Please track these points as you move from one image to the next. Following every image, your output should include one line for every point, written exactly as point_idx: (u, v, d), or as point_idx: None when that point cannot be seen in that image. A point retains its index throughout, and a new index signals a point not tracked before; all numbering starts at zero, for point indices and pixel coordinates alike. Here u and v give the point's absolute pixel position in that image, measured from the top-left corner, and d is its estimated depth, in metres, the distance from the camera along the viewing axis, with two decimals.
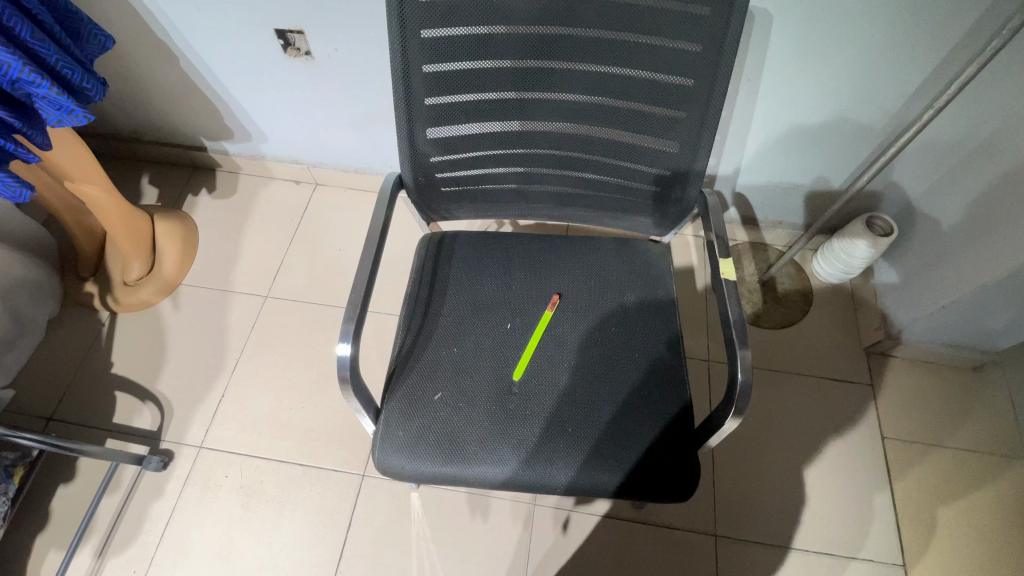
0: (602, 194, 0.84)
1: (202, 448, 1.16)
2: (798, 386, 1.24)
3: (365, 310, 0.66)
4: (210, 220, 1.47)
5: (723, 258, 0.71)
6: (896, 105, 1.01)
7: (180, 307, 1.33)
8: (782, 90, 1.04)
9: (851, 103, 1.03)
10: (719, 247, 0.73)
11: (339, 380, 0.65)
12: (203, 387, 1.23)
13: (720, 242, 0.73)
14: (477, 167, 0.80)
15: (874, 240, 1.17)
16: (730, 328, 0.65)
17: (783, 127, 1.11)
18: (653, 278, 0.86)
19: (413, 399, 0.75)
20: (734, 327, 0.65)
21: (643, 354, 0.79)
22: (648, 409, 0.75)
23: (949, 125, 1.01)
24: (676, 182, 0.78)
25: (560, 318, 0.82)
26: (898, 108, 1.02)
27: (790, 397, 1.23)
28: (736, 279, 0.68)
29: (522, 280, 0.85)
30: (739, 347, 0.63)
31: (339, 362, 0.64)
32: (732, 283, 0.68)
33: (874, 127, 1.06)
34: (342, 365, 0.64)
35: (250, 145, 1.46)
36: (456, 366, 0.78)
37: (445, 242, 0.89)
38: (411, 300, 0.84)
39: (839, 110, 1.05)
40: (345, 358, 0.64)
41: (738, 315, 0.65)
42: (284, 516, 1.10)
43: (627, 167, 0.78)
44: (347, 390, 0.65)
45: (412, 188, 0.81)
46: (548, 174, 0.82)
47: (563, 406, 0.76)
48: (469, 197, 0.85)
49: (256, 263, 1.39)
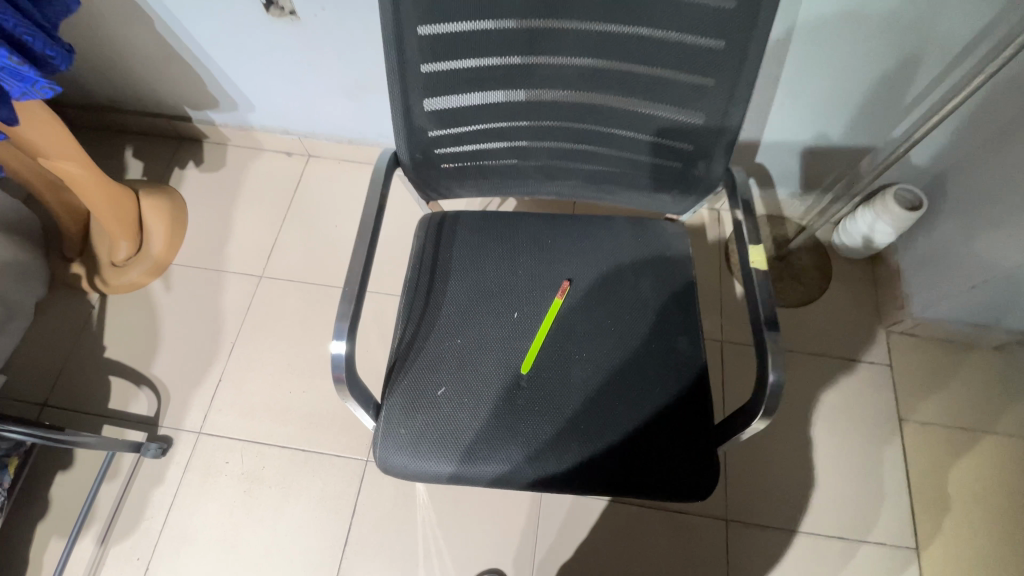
0: (616, 170, 0.77)
1: (201, 434, 1.13)
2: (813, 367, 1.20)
3: (361, 304, 0.60)
4: (198, 195, 1.39)
5: (752, 244, 0.65)
6: (939, 66, 0.92)
7: (172, 288, 1.28)
8: (814, 48, 0.95)
9: (889, 62, 0.94)
10: (747, 230, 0.66)
11: (335, 379, 0.60)
12: (199, 371, 1.19)
13: (749, 226, 0.67)
14: (481, 141, 0.73)
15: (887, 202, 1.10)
16: (761, 322, 0.60)
17: (812, 89, 1.02)
18: (670, 261, 0.80)
19: (415, 394, 0.71)
20: (765, 320, 0.59)
21: (659, 344, 0.74)
22: (665, 402, 0.71)
23: (994, 88, 0.93)
24: (699, 157, 0.71)
25: (570, 306, 0.77)
26: (940, 70, 0.93)
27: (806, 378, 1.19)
28: (765, 269, 0.62)
29: (529, 265, 0.79)
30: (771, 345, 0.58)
31: (335, 360, 0.58)
32: (762, 273, 0.62)
33: (912, 91, 0.98)
34: (337, 364, 0.59)
35: (237, 115, 1.37)
36: (460, 359, 0.73)
37: (446, 223, 0.83)
38: (412, 288, 0.78)
39: (875, 72, 0.96)
40: (341, 356, 0.58)
41: (769, 306, 0.60)
42: (287, 502, 1.08)
43: (645, 140, 0.71)
44: (342, 389, 0.60)
45: (410, 166, 0.74)
46: (557, 149, 0.75)
47: (574, 401, 0.71)
48: (471, 174, 0.78)
49: (248, 240, 1.33)
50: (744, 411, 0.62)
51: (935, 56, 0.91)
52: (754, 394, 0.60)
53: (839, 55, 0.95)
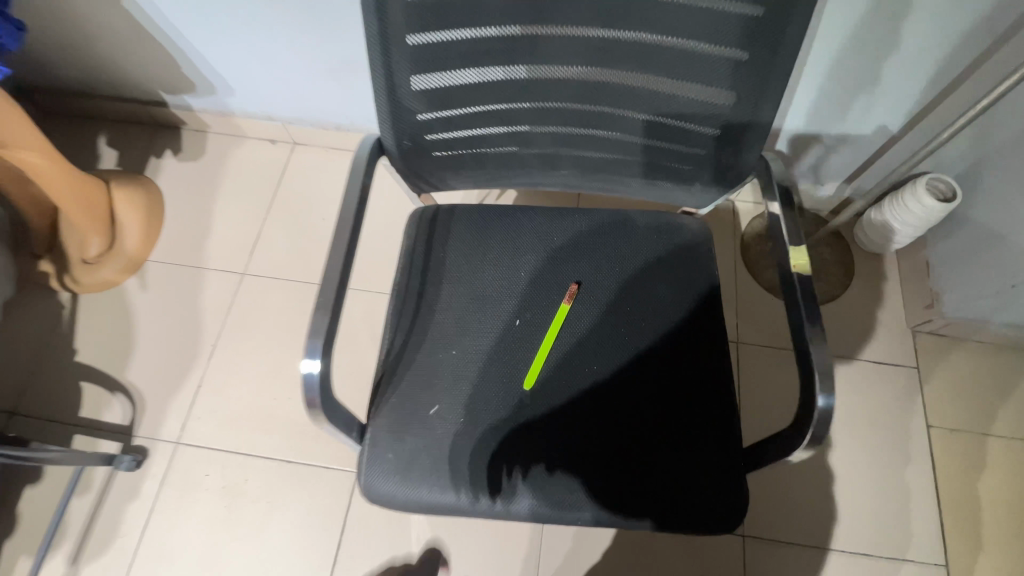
0: (630, 159, 0.68)
1: (179, 444, 1.05)
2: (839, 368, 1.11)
3: (338, 316, 0.51)
4: (176, 187, 1.30)
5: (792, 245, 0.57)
6: (987, 42, 0.83)
7: (148, 286, 1.19)
8: (848, 21, 0.86)
9: (932, 36, 0.84)
10: (785, 229, 0.58)
11: (308, 404, 0.50)
12: (177, 376, 1.11)
13: (787, 223, 0.58)
14: (478, 126, 0.64)
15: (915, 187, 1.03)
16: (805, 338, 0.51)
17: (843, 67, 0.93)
18: (690, 260, 0.71)
19: (404, 414, 0.63)
20: (808, 334, 0.51)
21: (679, 355, 0.66)
22: (687, 422, 0.63)
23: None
24: (727, 143, 0.62)
25: (579, 312, 0.68)
26: (987, 47, 0.84)
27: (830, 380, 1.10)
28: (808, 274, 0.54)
29: (533, 265, 0.71)
30: (814, 365, 0.50)
31: (307, 381, 0.49)
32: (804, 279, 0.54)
33: (956, 69, 0.88)
34: (310, 386, 0.50)
35: (216, 99, 1.28)
36: (455, 373, 0.65)
37: (440, 218, 0.74)
38: (402, 293, 0.70)
39: (914, 49, 0.87)
40: (314, 376, 0.49)
41: (815, 317, 0.51)
42: (272, 517, 1.01)
43: (665, 123, 0.62)
44: (318, 416, 0.51)
45: (398, 154, 0.65)
46: (564, 135, 0.66)
47: (583, 420, 0.63)
48: (467, 163, 0.70)
49: (229, 235, 1.24)
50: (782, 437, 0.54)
51: (985, 29, 0.81)
52: (797, 419, 0.51)
53: (876, 29, 0.85)
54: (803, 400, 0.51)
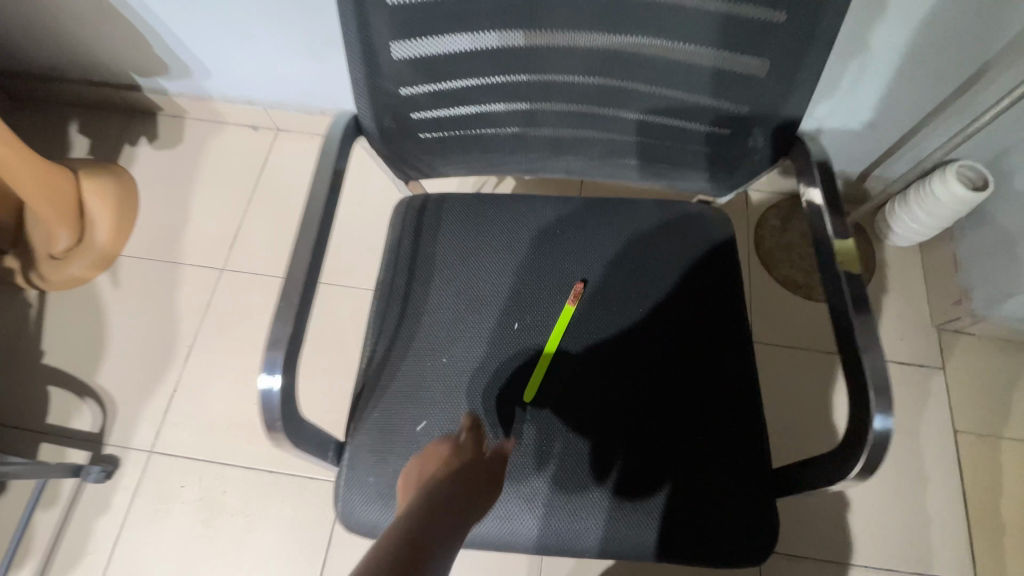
0: (644, 141, 0.61)
1: (152, 452, 0.98)
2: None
3: (303, 323, 0.43)
4: (151, 177, 1.22)
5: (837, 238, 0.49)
6: None
7: (120, 283, 1.12)
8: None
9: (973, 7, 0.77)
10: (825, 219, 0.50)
11: (269, 427, 0.42)
12: (151, 379, 1.03)
13: (828, 213, 0.50)
14: (471, 103, 0.56)
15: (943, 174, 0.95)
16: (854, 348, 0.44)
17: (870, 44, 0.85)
18: (709, 256, 0.64)
19: (388, 432, 0.55)
20: (858, 344, 0.44)
21: (698, 363, 0.59)
22: (707, 438, 0.56)
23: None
24: (755, 122, 0.55)
25: (586, 314, 0.61)
26: None
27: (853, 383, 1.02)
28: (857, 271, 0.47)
29: (534, 261, 0.63)
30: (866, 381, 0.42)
31: (266, 400, 0.41)
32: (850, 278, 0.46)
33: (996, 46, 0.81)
34: (270, 406, 0.41)
35: (191, 82, 1.19)
36: (447, 383, 0.58)
37: (429, 209, 0.66)
38: (386, 293, 0.62)
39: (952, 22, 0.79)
40: (275, 394, 0.41)
41: (865, 324, 0.44)
42: (252, 532, 0.94)
43: (685, 99, 0.55)
44: (281, 441, 0.43)
45: (379, 136, 0.57)
46: (569, 115, 0.59)
47: (592, 436, 0.57)
48: (459, 147, 0.62)
49: (208, 228, 1.16)
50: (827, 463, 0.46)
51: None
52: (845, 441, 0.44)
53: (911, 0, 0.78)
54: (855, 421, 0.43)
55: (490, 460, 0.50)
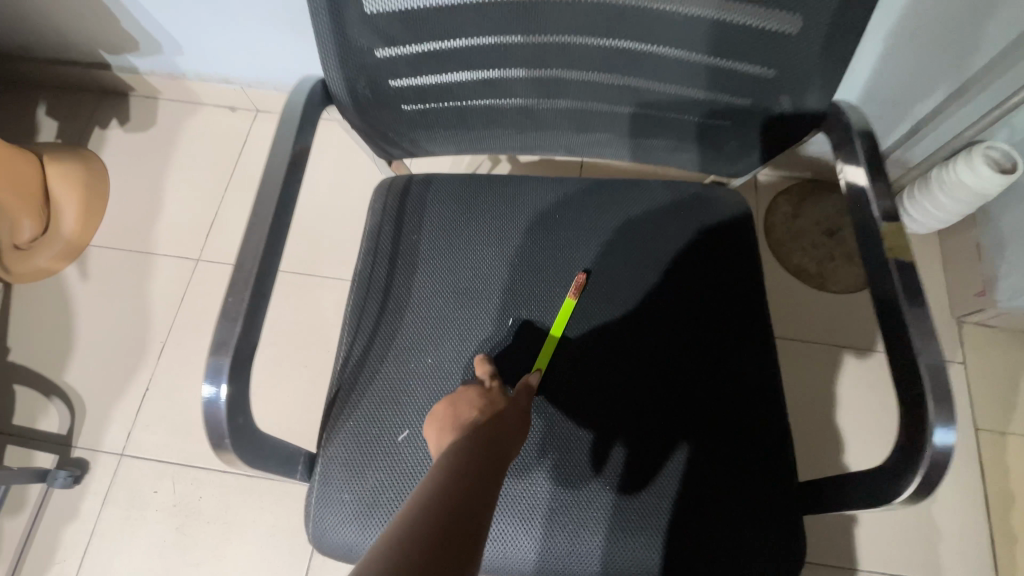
0: (654, 113, 0.53)
1: (123, 455, 0.92)
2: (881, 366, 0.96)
3: (255, 326, 0.37)
4: (123, 161, 1.14)
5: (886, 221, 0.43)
6: None
7: (89, 275, 1.05)
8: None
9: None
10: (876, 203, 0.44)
11: (217, 444, 0.36)
12: (122, 377, 0.97)
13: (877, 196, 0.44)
14: (458, 68, 0.49)
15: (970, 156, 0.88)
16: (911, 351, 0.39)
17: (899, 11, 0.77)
18: (727, 242, 0.57)
19: (365, 442, 0.49)
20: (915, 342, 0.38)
21: (713, 363, 0.53)
22: (724, 445, 0.51)
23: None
24: (784, 88, 0.47)
25: (588, 308, 0.55)
26: None
27: (871, 380, 0.96)
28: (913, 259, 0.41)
29: (530, 249, 0.57)
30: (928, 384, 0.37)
31: (211, 411, 0.35)
32: (903, 268, 0.41)
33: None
34: (216, 417, 0.35)
35: (163, 59, 1.11)
36: (433, 386, 0.52)
37: (412, 190, 0.60)
38: (365, 285, 0.56)
39: None
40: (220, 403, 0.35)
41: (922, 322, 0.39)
42: (230, 540, 0.88)
43: (702, 63, 0.47)
44: (233, 459, 0.37)
45: (352, 104, 0.50)
46: (570, 83, 0.51)
47: (596, 444, 0.51)
48: (445, 119, 0.55)
49: (183, 215, 1.09)
50: (871, 478, 0.41)
51: None
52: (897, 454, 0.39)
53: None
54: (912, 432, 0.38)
55: (513, 408, 0.48)
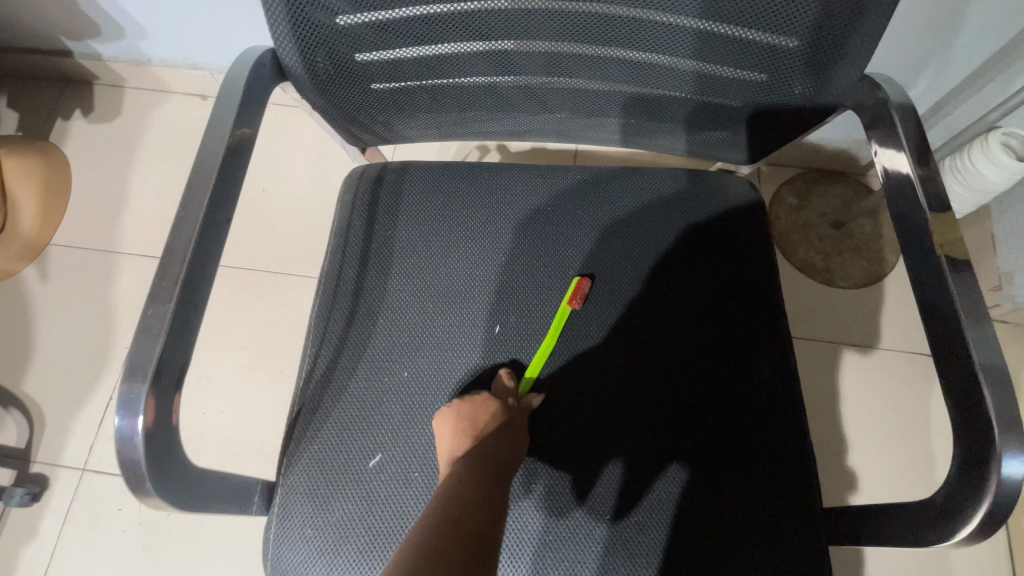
0: (655, 92, 0.47)
1: (86, 470, 0.86)
2: (895, 367, 0.91)
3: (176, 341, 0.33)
4: (86, 155, 1.07)
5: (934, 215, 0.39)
6: None
7: (49, 276, 0.98)
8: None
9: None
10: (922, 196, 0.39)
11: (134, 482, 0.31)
12: (84, 386, 0.90)
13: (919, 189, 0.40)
14: (430, 40, 0.43)
15: (987, 146, 0.81)
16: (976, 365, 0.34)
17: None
18: (738, 237, 0.51)
19: (332, 466, 0.44)
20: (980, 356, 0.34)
21: (723, 373, 0.47)
22: (738, 466, 0.45)
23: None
24: (803, 62, 0.41)
25: (583, 314, 0.49)
26: None
27: (884, 382, 0.90)
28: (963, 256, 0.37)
29: (519, 248, 0.51)
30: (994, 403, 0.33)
31: (124, 441, 0.31)
32: (956, 267, 0.37)
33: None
34: (129, 447, 0.31)
35: (127, 45, 1.03)
36: (409, 404, 0.46)
37: (387, 180, 0.53)
38: (333, 288, 0.50)
39: None
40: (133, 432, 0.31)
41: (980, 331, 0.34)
42: (199, 560, 0.81)
43: (710, 33, 0.41)
44: (154, 498, 0.32)
45: (310, 80, 0.44)
46: (561, 56, 0.45)
47: (593, 467, 0.45)
48: (419, 99, 0.48)
49: (150, 211, 1.02)
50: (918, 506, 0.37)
51: None
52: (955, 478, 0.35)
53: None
54: (974, 455, 0.34)
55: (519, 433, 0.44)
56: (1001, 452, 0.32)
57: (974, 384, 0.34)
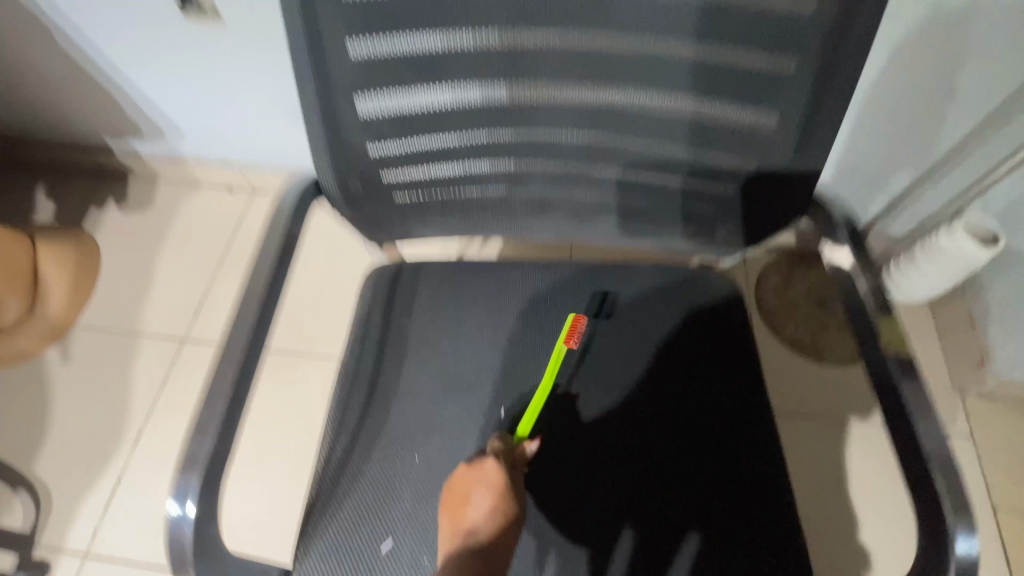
0: (641, 205, 0.54)
1: (88, 555, 0.85)
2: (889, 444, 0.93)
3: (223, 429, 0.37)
4: (117, 241, 1.15)
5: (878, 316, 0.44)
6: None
7: (71, 356, 1.02)
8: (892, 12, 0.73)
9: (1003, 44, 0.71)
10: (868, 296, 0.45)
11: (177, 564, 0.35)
12: (94, 467, 0.92)
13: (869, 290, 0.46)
14: (447, 162, 0.51)
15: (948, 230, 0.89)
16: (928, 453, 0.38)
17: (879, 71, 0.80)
18: (722, 327, 0.56)
19: (345, 553, 0.46)
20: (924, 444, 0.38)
21: (716, 459, 0.50)
22: (733, 553, 0.47)
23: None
24: (763, 180, 0.49)
25: (582, 401, 0.53)
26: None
27: (880, 460, 0.92)
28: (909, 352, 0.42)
29: (523, 338, 0.56)
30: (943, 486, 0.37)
31: (177, 527, 0.35)
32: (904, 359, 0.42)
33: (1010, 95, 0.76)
34: (179, 530, 0.35)
35: (166, 144, 1.14)
36: (420, 487, 0.49)
37: (403, 277, 0.59)
38: (351, 377, 0.54)
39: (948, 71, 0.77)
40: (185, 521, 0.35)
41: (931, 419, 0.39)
42: None
43: (683, 157, 0.49)
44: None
45: (342, 199, 0.51)
46: (556, 175, 0.53)
47: (594, 555, 0.47)
48: (435, 211, 0.55)
49: (172, 294, 1.08)
50: None
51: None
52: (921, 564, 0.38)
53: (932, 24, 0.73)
54: (933, 536, 0.37)
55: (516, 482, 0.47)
56: (955, 533, 0.36)
57: (926, 472, 0.38)
